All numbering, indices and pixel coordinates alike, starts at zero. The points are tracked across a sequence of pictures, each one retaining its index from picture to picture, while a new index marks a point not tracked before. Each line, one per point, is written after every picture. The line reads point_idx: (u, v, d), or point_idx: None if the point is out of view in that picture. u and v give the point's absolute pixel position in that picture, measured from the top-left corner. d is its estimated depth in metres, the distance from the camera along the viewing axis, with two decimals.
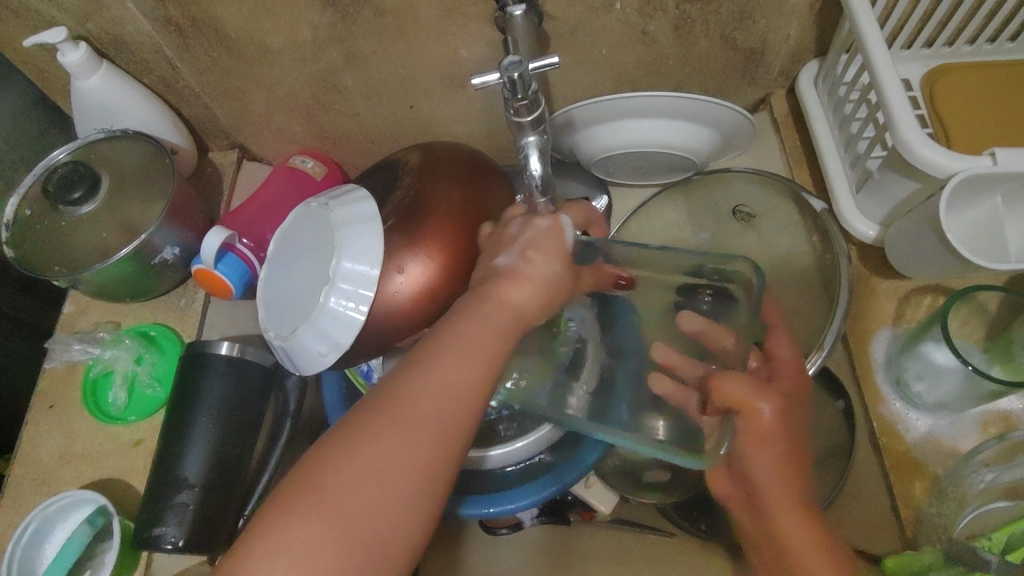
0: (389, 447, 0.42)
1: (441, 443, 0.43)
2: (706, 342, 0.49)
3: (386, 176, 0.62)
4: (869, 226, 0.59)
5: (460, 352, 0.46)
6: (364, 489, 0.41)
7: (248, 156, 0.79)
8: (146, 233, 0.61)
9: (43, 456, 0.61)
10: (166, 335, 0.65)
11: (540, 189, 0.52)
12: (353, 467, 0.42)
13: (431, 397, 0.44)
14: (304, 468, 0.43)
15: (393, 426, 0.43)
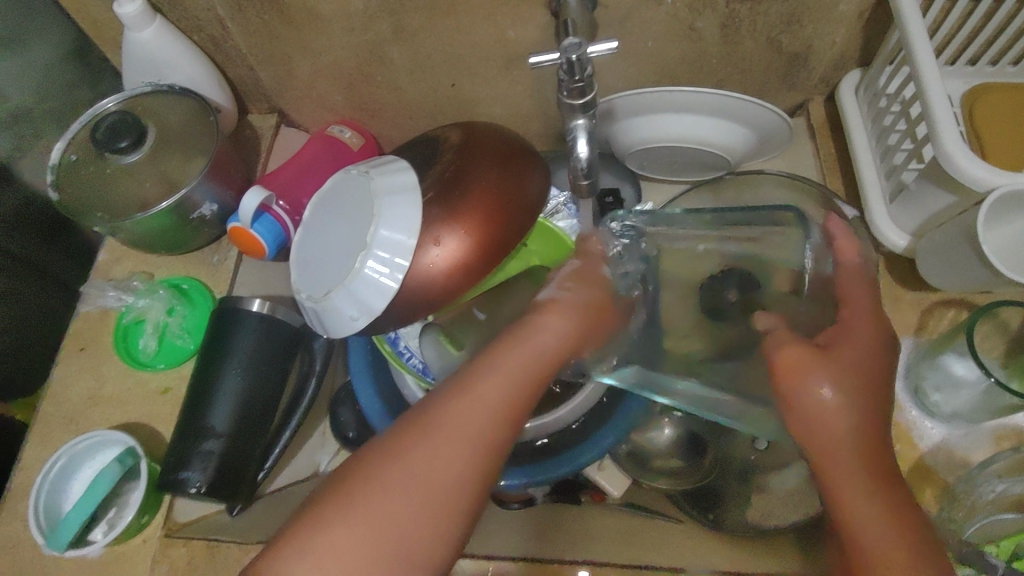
0: (454, 441, 0.45)
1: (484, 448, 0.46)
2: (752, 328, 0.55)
3: (425, 149, 0.63)
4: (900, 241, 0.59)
5: (519, 362, 0.49)
6: (433, 484, 0.44)
7: (286, 121, 0.80)
8: (187, 188, 0.62)
9: (73, 396, 0.62)
10: (198, 289, 0.66)
11: (583, 172, 0.52)
12: (418, 456, 0.44)
13: (496, 394, 0.47)
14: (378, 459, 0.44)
15: (460, 420, 0.45)
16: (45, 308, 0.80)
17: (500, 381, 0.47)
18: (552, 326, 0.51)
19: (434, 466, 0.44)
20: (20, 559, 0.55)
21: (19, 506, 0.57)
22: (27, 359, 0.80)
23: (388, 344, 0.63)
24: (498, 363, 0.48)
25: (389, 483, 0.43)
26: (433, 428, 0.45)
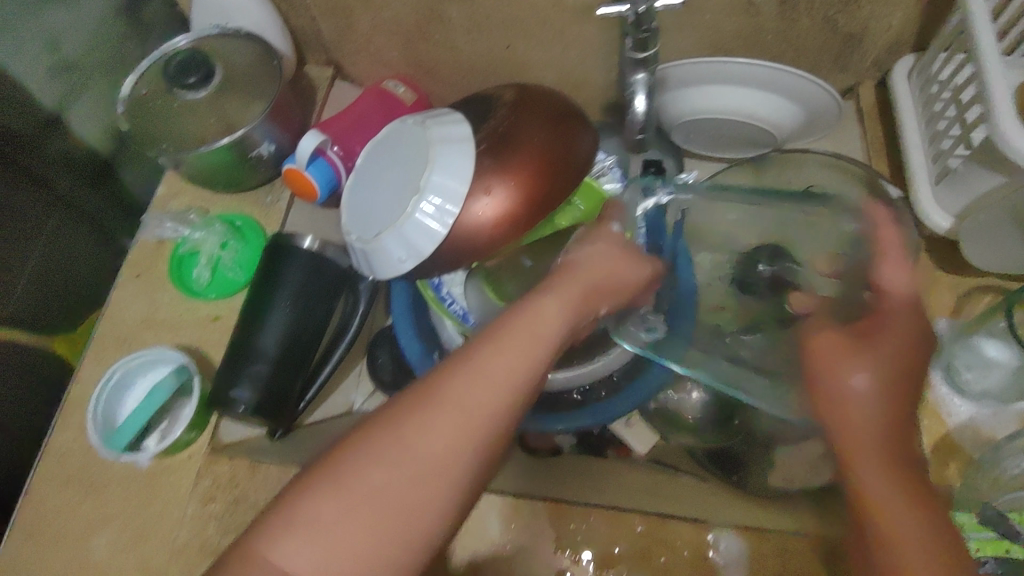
0: (457, 416, 0.42)
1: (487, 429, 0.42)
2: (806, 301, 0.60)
3: (477, 105, 0.65)
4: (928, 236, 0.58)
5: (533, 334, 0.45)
6: (428, 460, 0.41)
7: (340, 75, 0.82)
8: (247, 127, 0.64)
9: (126, 319, 0.65)
10: (251, 226, 0.68)
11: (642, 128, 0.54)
12: (416, 431, 0.41)
13: (505, 369, 0.43)
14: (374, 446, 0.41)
15: (463, 398, 0.42)
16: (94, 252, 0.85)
17: (512, 355, 0.44)
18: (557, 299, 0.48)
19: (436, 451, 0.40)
20: (69, 467, 0.57)
21: (74, 417, 0.60)
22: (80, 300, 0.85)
23: (431, 291, 0.64)
24: (510, 334, 0.45)
25: (387, 464, 0.40)
26: (434, 405, 0.42)
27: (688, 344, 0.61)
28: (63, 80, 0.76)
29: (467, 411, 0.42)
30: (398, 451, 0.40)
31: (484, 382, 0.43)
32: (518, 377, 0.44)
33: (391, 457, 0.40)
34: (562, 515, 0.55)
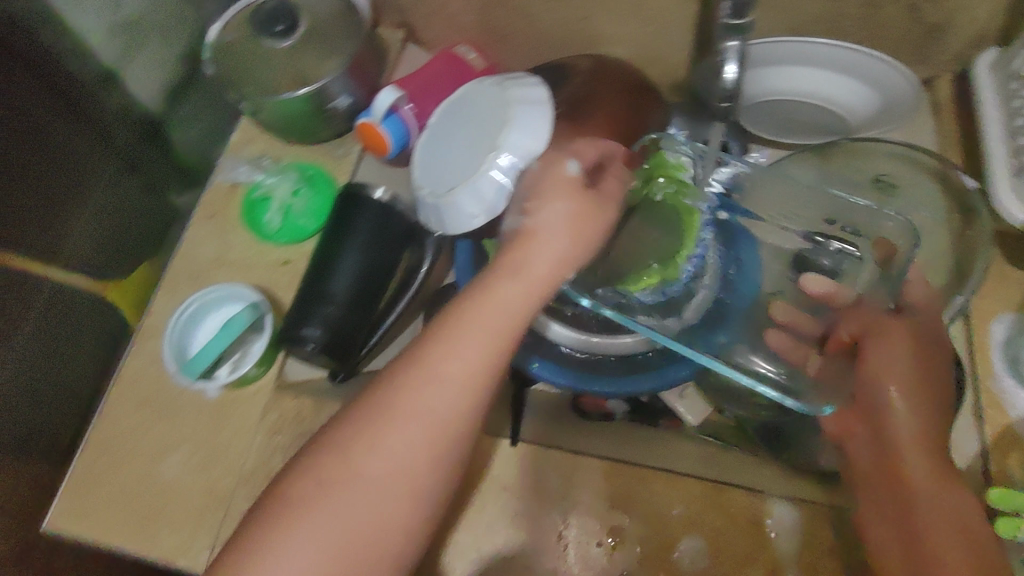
0: (405, 431, 0.46)
1: (440, 436, 0.46)
2: (828, 300, 0.59)
3: (553, 73, 0.66)
4: (916, 251, 0.56)
5: (480, 329, 0.48)
6: (380, 478, 0.46)
7: (412, 39, 0.83)
8: (327, 78, 0.66)
9: (200, 257, 0.67)
10: (323, 176, 0.70)
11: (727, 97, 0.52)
12: (366, 449, 0.46)
13: (455, 367, 0.47)
14: (322, 462, 0.46)
15: (412, 403, 0.47)
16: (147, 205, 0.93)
17: (461, 353, 0.47)
18: (502, 295, 0.48)
19: (389, 466, 0.46)
20: (145, 391, 0.61)
21: (148, 345, 0.62)
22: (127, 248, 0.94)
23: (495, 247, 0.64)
24: (454, 334, 0.48)
25: (337, 484, 0.45)
26: (387, 415, 0.46)
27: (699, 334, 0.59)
28: (122, 36, 0.81)
29: (422, 410, 0.47)
30: (360, 466, 0.45)
31: (439, 384, 0.47)
32: (468, 370, 0.47)
33: (353, 469, 0.45)
34: (622, 503, 0.57)
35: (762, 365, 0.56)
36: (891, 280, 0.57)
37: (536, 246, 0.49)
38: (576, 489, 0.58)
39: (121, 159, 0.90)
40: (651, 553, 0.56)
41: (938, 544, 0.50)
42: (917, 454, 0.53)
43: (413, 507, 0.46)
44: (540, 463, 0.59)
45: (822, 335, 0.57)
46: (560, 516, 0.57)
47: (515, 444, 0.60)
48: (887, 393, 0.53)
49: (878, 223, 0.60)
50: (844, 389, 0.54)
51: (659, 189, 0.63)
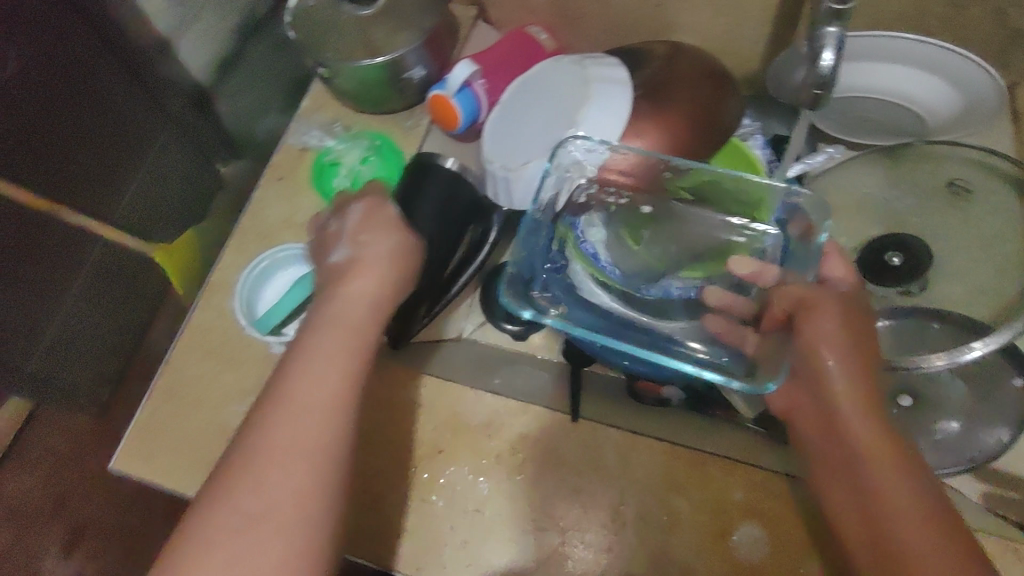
0: (284, 464, 0.45)
1: (308, 459, 0.45)
2: (749, 279, 0.59)
3: (631, 56, 0.65)
4: (829, 224, 0.54)
5: (323, 355, 0.49)
6: (275, 516, 0.43)
7: (482, 19, 0.83)
8: (405, 48, 0.66)
9: (269, 217, 0.68)
10: (391, 147, 0.71)
11: (818, 83, 0.49)
12: (254, 490, 0.44)
13: (316, 395, 0.47)
14: (206, 518, 0.44)
15: (293, 438, 0.45)
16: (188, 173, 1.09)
17: (311, 374, 0.48)
18: (350, 291, 0.53)
19: (263, 498, 0.44)
20: (212, 340, 0.63)
21: (216, 299, 0.64)
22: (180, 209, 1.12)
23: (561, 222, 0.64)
24: (317, 362, 0.48)
25: (224, 532, 0.43)
26: (272, 453, 0.45)
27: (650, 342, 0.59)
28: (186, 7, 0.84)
29: (304, 444, 0.45)
30: (234, 514, 0.44)
31: (299, 413, 0.46)
32: (333, 397, 0.47)
33: (236, 507, 0.44)
34: (675, 489, 0.56)
35: (700, 348, 0.59)
36: (808, 255, 0.56)
37: (359, 276, 0.54)
38: (632, 471, 0.57)
39: (173, 122, 1.02)
40: (709, 542, 0.55)
41: (892, 505, 0.45)
42: (849, 410, 0.49)
43: (309, 539, 0.44)
44: (601, 440, 0.58)
45: (756, 316, 0.58)
46: (620, 493, 0.56)
47: (576, 420, 0.59)
48: (826, 365, 0.49)
49: (775, 202, 0.60)
50: (781, 363, 0.54)
51: (679, 198, 0.64)
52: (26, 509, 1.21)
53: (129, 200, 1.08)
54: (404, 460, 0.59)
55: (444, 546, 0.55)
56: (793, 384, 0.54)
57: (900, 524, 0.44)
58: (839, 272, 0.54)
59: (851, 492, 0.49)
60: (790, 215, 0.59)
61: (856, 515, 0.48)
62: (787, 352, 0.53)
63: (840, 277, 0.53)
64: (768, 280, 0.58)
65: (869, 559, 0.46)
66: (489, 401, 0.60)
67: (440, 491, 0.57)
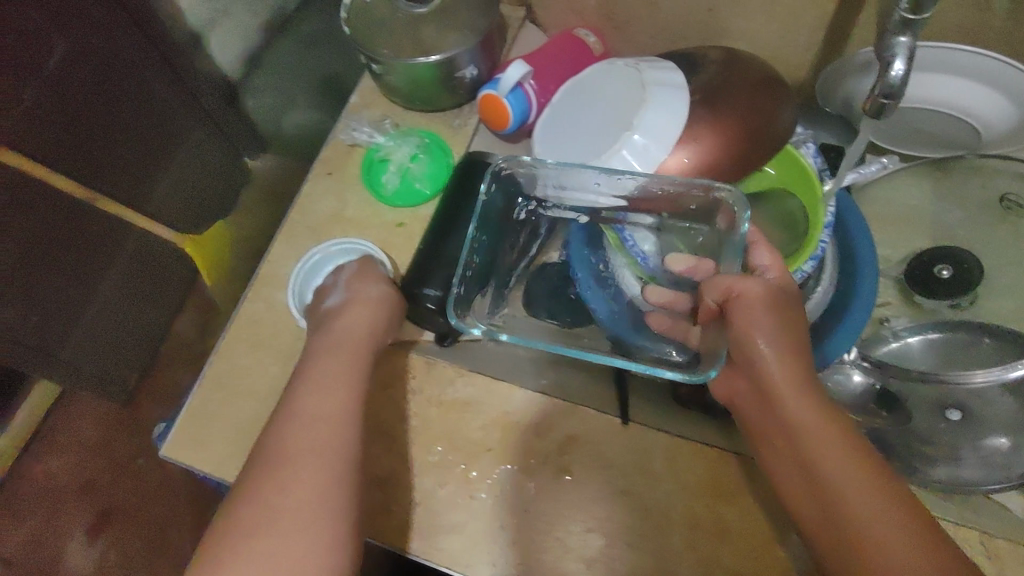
0: (307, 460, 0.50)
1: (327, 456, 0.51)
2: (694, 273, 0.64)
3: (684, 62, 0.65)
4: (746, 217, 0.58)
5: (330, 372, 0.56)
6: (299, 505, 0.48)
7: (531, 18, 0.83)
8: (457, 48, 0.66)
9: (319, 211, 0.71)
10: (440, 144, 0.71)
11: (887, 93, 0.50)
12: (277, 488, 0.49)
13: (322, 405, 0.53)
14: (243, 517, 0.48)
15: (304, 443, 0.51)
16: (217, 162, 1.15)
17: (326, 389, 0.54)
18: (349, 326, 0.59)
19: (297, 489, 0.49)
20: (262, 333, 0.67)
21: (268, 291, 0.68)
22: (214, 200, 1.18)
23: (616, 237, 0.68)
24: (322, 380, 0.55)
25: (262, 530, 0.47)
26: (287, 456, 0.50)
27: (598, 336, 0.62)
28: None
29: (313, 446, 0.51)
30: (264, 510, 0.48)
31: (312, 419, 0.52)
32: (336, 405, 0.53)
33: (263, 502, 0.48)
34: (721, 497, 0.56)
35: (671, 350, 0.61)
36: (736, 248, 0.60)
37: (347, 316, 0.60)
38: (679, 475, 0.57)
39: (202, 120, 1.08)
40: (756, 550, 0.54)
41: (833, 480, 0.48)
42: (804, 403, 0.51)
43: (339, 520, 0.49)
44: (648, 442, 0.58)
45: (693, 308, 0.62)
46: (666, 498, 0.56)
47: (625, 422, 0.59)
48: (763, 351, 0.52)
49: (711, 208, 0.64)
50: (719, 352, 0.55)
51: (688, 219, 0.67)
52: (55, 495, 1.21)
53: (156, 200, 1.09)
54: (453, 457, 0.59)
55: (495, 543, 0.56)
56: (734, 371, 0.57)
57: (852, 503, 0.46)
58: (768, 261, 0.57)
59: (805, 483, 0.50)
60: (719, 214, 0.64)
61: (805, 490, 0.50)
62: (722, 342, 0.56)
63: (768, 264, 0.57)
64: (700, 276, 0.63)
65: (823, 534, 0.48)
66: (538, 398, 0.60)
67: (490, 489, 0.58)
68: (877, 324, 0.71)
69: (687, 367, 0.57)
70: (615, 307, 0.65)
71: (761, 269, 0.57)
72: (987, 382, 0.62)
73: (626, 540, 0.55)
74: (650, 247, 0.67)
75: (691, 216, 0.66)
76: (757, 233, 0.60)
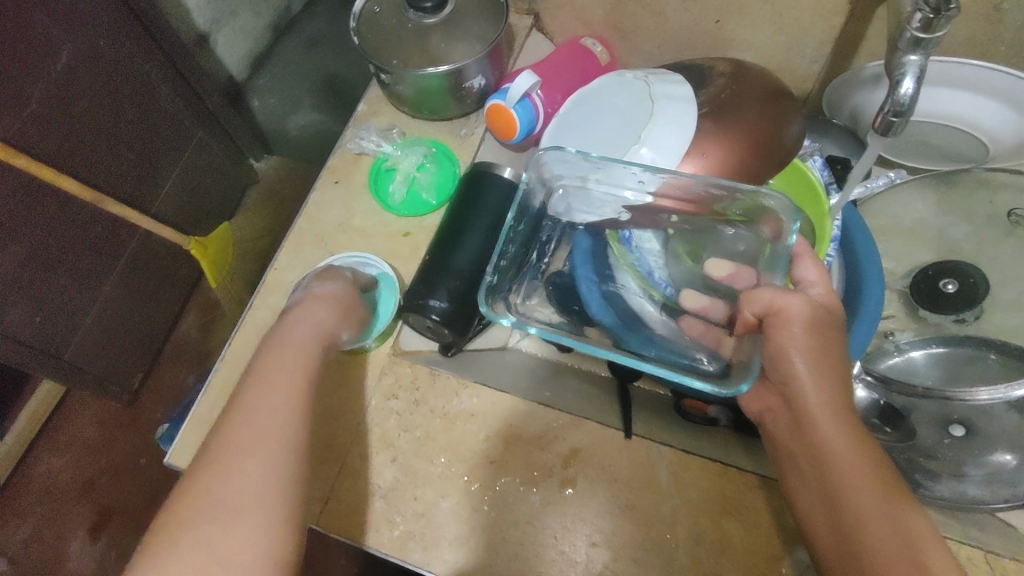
0: (258, 453, 0.49)
1: (273, 452, 0.49)
2: (732, 281, 0.64)
3: (691, 75, 0.65)
4: (795, 228, 0.60)
5: (283, 365, 0.55)
6: (241, 496, 0.47)
7: (537, 27, 0.83)
8: (467, 61, 0.66)
9: (326, 219, 0.72)
10: (447, 154, 0.72)
11: (897, 111, 0.50)
12: (224, 476, 0.47)
13: (278, 398, 0.52)
14: (178, 504, 0.46)
15: (246, 433, 0.50)
16: (221, 165, 1.17)
17: (278, 386, 0.53)
18: (308, 327, 0.59)
19: (239, 478, 0.47)
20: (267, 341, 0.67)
21: (274, 298, 0.69)
22: (215, 197, 1.20)
23: (619, 242, 0.68)
24: (277, 373, 0.54)
25: (199, 519, 0.45)
26: (231, 447, 0.49)
27: (623, 335, 0.63)
28: None
29: (255, 435, 0.50)
30: (207, 497, 0.46)
31: (264, 412, 0.51)
32: (293, 398, 0.53)
33: (208, 496, 0.46)
34: (728, 512, 0.56)
35: (703, 357, 0.61)
36: (781, 259, 0.61)
37: (304, 316, 0.60)
38: (686, 490, 0.57)
39: (204, 122, 1.09)
40: (759, 565, 0.54)
41: (852, 504, 0.48)
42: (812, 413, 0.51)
43: (281, 515, 0.47)
44: (654, 457, 0.58)
45: (729, 318, 0.62)
46: (672, 513, 0.56)
47: (628, 437, 0.59)
48: (793, 368, 0.52)
49: (757, 213, 0.64)
50: (753, 364, 0.56)
51: (731, 224, 0.67)
52: (54, 496, 1.21)
53: (160, 200, 1.08)
54: (457, 468, 0.59)
55: (497, 556, 0.56)
56: (770, 388, 0.57)
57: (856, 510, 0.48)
58: (813, 274, 0.58)
59: (822, 501, 0.50)
60: (763, 222, 0.65)
61: (817, 504, 0.50)
62: (756, 354, 0.56)
63: (813, 278, 0.58)
64: (739, 284, 0.64)
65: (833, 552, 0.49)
66: (541, 412, 0.60)
67: (493, 502, 0.58)
68: (882, 337, 0.71)
69: (717, 379, 0.58)
70: (616, 312, 0.65)
71: (806, 284, 0.58)
72: (992, 401, 0.60)
73: (629, 556, 0.55)
74: (656, 258, 0.67)
75: (734, 221, 0.67)
76: (804, 246, 0.60)
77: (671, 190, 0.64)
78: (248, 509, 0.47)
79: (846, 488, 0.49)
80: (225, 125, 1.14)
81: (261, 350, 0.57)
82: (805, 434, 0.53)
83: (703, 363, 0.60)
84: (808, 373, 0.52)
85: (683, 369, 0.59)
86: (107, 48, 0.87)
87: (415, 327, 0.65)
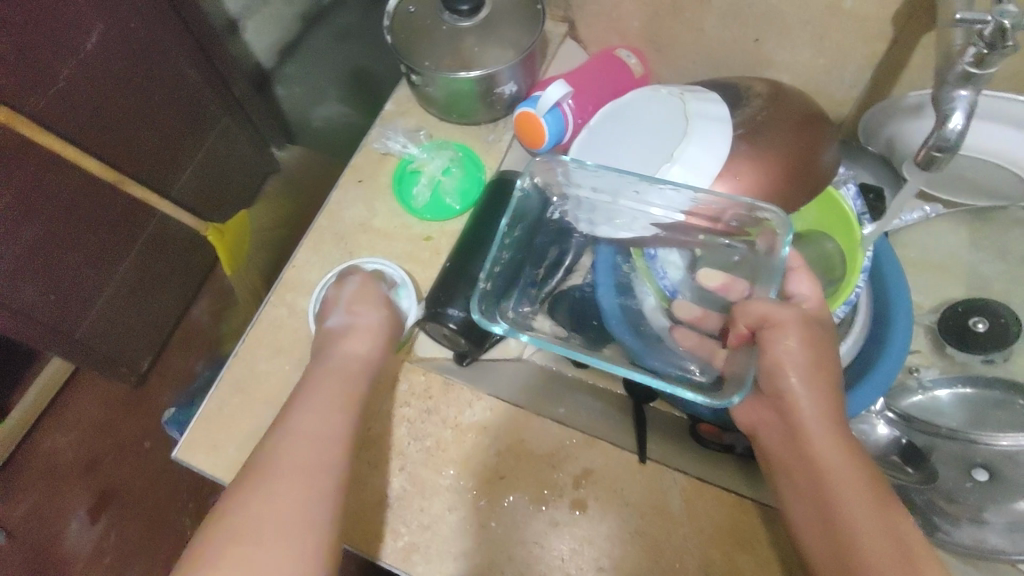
0: (296, 477, 0.49)
1: (310, 476, 0.50)
2: (727, 291, 0.64)
3: (726, 94, 0.64)
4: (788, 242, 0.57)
5: (325, 394, 0.56)
6: (277, 522, 0.47)
7: (571, 34, 0.82)
8: (499, 66, 0.65)
9: (347, 218, 0.71)
10: (472, 158, 0.71)
11: (942, 148, 0.48)
12: (262, 500, 0.48)
13: (311, 423, 0.53)
14: (214, 527, 0.47)
15: (288, 458, 0.50)
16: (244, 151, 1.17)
17: (318, 413, 0.54)
18: (344, 351, 0.59)
19: (275, 503, 0.48)
20: (281, 338, 0.67)
21: (290, 296, 0.68)
22: (235, 184, 1.19)
23: (644, 262, 0.67)
24: (318, 400, 0.55)
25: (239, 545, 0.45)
26: (268, 470, 0.49)
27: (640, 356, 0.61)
28: None
29: (294, 462, 0.50)
30: (242, 520, 0.47)
31: (304, 439, 0.52)
32: (331, 426, 0.53)
33: (245, 519, 0.47)
34: (739, 544, 0.55)
35: (694, 369, 0.60)
36: (773, 273, 0.59)
37: (345, 339, 0.60)
38: (699, 520, 0.56)
39: (229, 107, 1.09)
40: None
41: (854, 538, 0.46)
42: (832, 447, 0.50)
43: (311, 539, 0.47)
44: (667, 483, 0.57)
45: (721, 329, 0.61)
46: (682, 542, 0.55)
47: (643, 460, 0.57)
48: (816, 403, 0.51)
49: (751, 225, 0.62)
50: (747, 376, 0.54)
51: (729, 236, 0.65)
52: (57, 474, 1.21)
53: (179, 184, 1.08)
54: (465, 481, 0.58)
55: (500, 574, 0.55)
56: (759, 401, 0.55)
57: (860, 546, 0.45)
58: (807, 290, 0.56)
59: (823, 532, 0.48)
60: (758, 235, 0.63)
61: (818, 530, 0.48)
62: (750, 365, 0.54)
63: (808, 293, 0.56)
64: (732, 296, 0.63)
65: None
66: (556, 430, 0.59)
67: (499, 518, 0.57)
68: (905, 372, 0.69)
69: (708, 390, 0.57)
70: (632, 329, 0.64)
71: (799, 298, 0.56)
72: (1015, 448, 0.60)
73: None
74: (680, 278, 0.66)
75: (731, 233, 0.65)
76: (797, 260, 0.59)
77: (700, 209, 0.63)
78: (286, 533, 0.47)
79: (851, 521, 0.46)
80: (248, 111, 1.14)
81: (311, 370, 0.59)
82: (803, 459, 0.51)
83: (693, 374, 0.59)
84: (830, 409, 0.51)
85: (676, 380, 0.57)
86: (135, 32, 0.87)
87: (432, 333, 0.64)
